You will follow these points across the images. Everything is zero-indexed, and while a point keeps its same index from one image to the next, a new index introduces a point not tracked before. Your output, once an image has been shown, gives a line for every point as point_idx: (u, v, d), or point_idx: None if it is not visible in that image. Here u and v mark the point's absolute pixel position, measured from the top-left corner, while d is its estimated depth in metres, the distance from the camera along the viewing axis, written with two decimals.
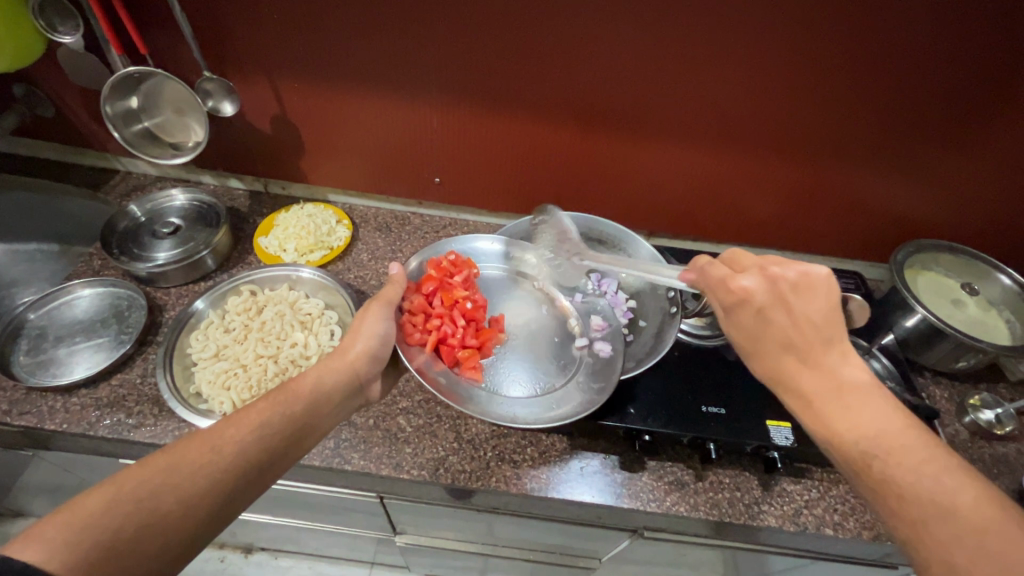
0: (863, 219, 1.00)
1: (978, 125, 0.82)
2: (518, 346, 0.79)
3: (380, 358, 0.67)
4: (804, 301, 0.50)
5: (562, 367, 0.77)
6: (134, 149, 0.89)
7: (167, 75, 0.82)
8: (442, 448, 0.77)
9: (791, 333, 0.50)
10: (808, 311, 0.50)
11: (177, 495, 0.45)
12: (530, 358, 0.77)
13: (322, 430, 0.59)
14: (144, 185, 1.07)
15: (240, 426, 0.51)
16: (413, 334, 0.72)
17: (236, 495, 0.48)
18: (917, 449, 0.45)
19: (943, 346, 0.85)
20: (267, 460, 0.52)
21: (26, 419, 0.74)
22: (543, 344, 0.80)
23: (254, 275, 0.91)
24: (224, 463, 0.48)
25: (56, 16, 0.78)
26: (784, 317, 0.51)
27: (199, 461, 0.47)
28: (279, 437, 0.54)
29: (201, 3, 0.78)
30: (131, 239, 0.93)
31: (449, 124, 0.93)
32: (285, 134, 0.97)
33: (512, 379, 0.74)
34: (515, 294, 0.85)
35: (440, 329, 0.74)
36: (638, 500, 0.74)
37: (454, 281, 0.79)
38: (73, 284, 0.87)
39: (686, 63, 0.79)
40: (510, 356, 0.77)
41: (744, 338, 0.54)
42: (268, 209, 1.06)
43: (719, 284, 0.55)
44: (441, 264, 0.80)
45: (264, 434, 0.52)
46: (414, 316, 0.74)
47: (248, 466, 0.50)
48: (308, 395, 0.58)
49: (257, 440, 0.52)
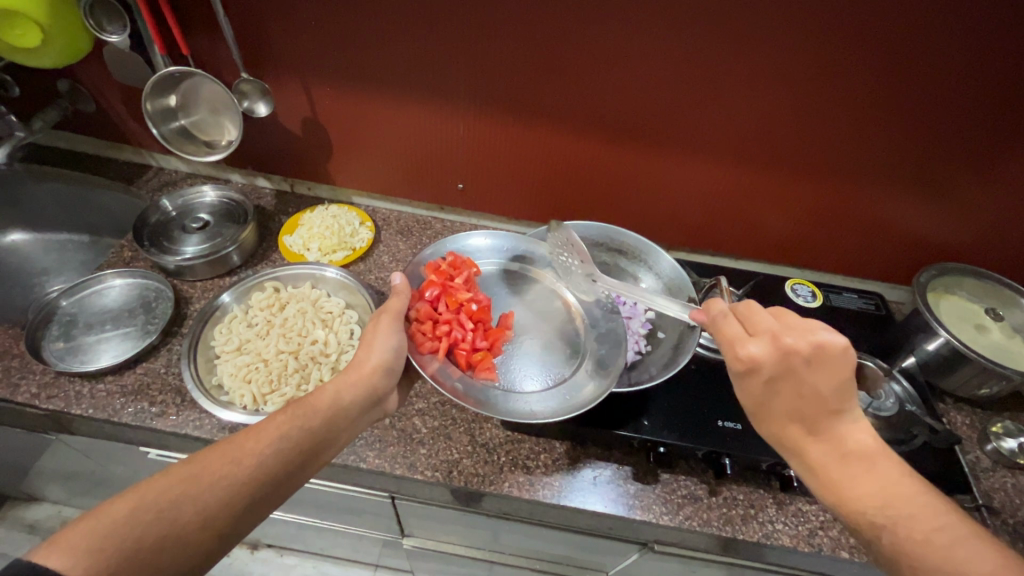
0: (885, 241, 1.00)
1: (1008, 148, 0.81)
2: (525, 342, 0.78)
3: (394, 371, 0.67)
4: (816, 376, 0.49)
5: (570, 354, 0.77)
6: (171, 146, 0.91)
7: (205, 75, 0.84)
8: (456, 451, 0.78)
9: (800, 405, 0.50)
10: (818, 386, 0.49)
11: (198, 505, 0.46)
12: (536, 347, 0.78)
13: (341, 440, 0.60)
14: (175, 180, 1.10)
15: (260, 439, 0.52)
16: (423, 343, 0.70)
17: (254, 507, 0.50)
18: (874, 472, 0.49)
19: (967, 372, 0.84)
20: (286, 470, 0.53)
21: (53, 403, 0.76)
22: (550, 334, 0.80)
23: (276, 271, 0.92)
24: (244, 474, 0.50)
25: (105, 16, 0.80)
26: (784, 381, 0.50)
27: (218, 472, 0.48)
28: (300, 448, 0.55)
29: (243, 9, 0.81)
30: (161, 232, 0.96)
31: (476, 132, 0.95)
32: (315, 136, 0.99)
33: (524, 376, 0.74)
34: (516, 289, 0.85)
35: (450, 335, 0.72)
36: (650, 512, 0.74)
37: (456, 283, 0.77)
38: (107, 274, 0.90)
39: (711, 78, 0.80)
40: (522, 353, 0.77)
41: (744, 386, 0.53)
42: (293, 208, 1.08)
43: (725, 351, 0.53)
44: (441, 268, 0.79)
45: (281, 443, 0.54)
46: (422, 324, 0.72)
47: (266, 479, 0.51)
48: (328, 408, 0.59)
49: (277, 452, 0.53)
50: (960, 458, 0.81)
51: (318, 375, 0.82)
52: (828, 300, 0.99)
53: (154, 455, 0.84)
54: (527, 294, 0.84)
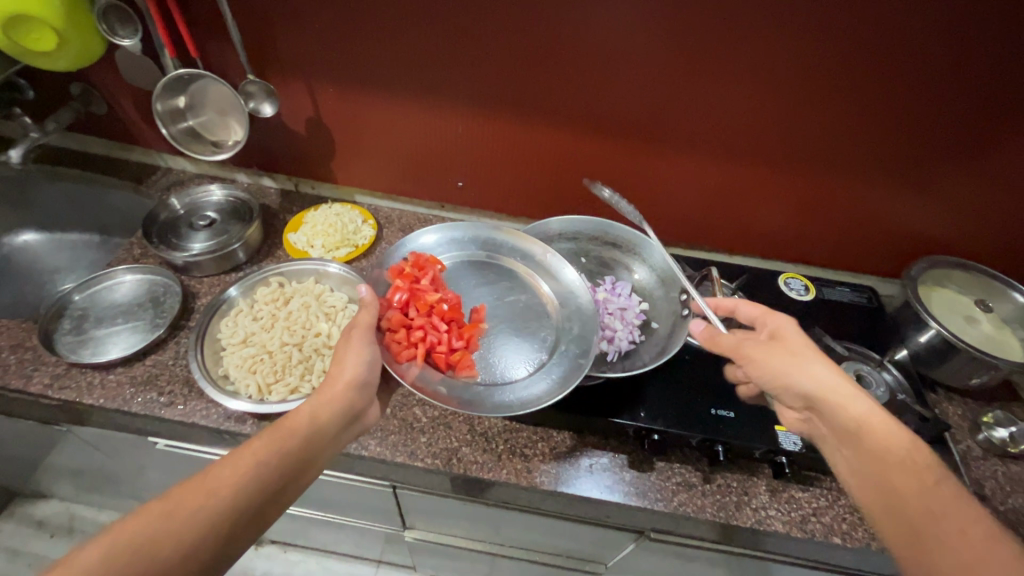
0: (877, 235, 1.01)
1: (994, 141, 0.83)
2: (501, 333, 0.79)
3: (368, 385, 0.68)
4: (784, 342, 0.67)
5: (547, 338, 0.78)
6: (178, 146, 0.94)
7: (215, 77, 0.88)
8: (455, 439, 0.79)
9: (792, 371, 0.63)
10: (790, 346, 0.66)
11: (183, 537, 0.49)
12: (512, 337, 0.79)
13: (321, 457, 0.61)
14: (183, 180, 1.13)
15: (235, 469, 0.54)
16: (401, 351, 0.70)
17: (234, 536, 0.52)
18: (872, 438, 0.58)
19: (958, 362, 0.86)
20: (264, 498, 0.55)
21: (66, 394, 0.79)
22: (524, 321, 0.80)
23: (280, 266, 0.94)
24: (220, 506, 0.52)
25: (117, 21, 0.83)
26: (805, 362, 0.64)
27: (195, 506, 0.50)
28: (277, 474, 0.56)
29: (251, 12, 0.84)
30: (169, 230, 0.98)
31: (475, 131, 0.97)
32: (318, 136, 1.02)
33: (504, 367, 0.75)
34: (487, 279, 0.84)
35: (425, 339, 0.72)
36: (645, 499, 0.76)
37: (423, 284, 0.77)
38: (116, 271, 0.92)
39: (703, 76, 0.83)
40: (499, 342, 0.78)
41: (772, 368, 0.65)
42: (298, 207, 1.10)
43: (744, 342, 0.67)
44: (405, 272, 0.78)
45: (262, 468, 0.56)
46: (395, 331, 0.72)
47: (245, 508, 0.53)
48: (304, 431, 0.60)
49: (253, 481, 0.54)
50: (951, 446, 0.83)
51: (321, 366, 0.84)
52: (821, 293, 1.00)
53: (162, 445, 0.86)
54: (499, 283, 0.84)
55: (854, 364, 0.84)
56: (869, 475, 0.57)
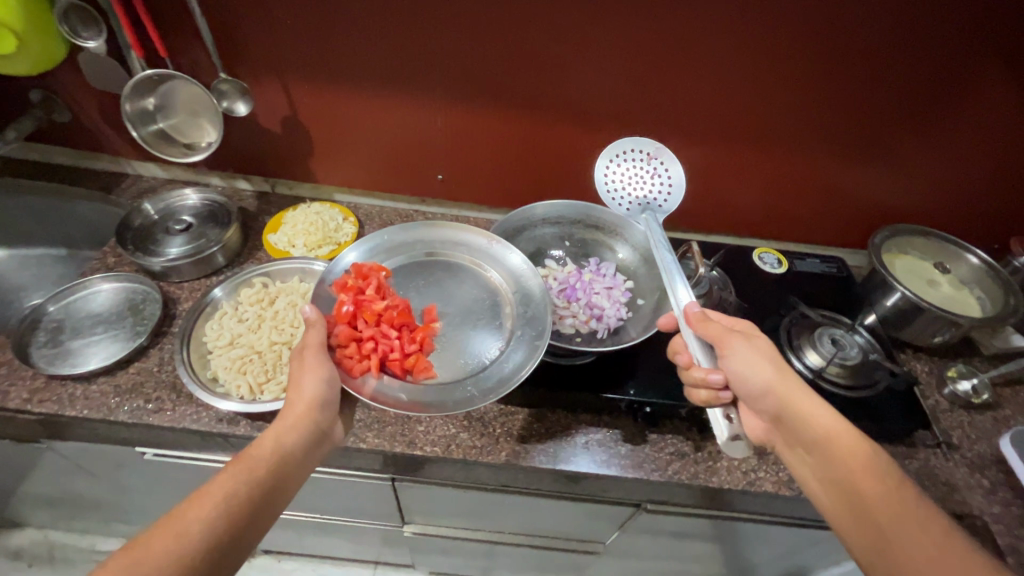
0: (842, 207, 1.06)
1: (942, 111, 0.89)
2: (453, 329, 0.79)
3: (333, 402, 0.67)
4: (758, 340, 0.67)
5: (501, 325, 0.78)
6: (150, 147, 0.92)
7: (187, 77, 0.86)
8: (453, 426, 0.80)
9: (771, 369, 0.64)
10: (766, 345, 0.67)
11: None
12: (468, 332, 0.78)
13: (292, 483, 0.62)
14: (154, 187, 1.10)
15: (201, 507, 0.53)
16: (353, 365, 0.69)
17: (211, 573, 0.52)
18: (843, 445, 0.60)
19: (923, 321, 0.91)
20: (239, 531, 0.55)
21: (46, 407, 0.76)
22: (475, 313, 0.80)
23: (264, 267, 0.93)
24: (189, 546, 0.51)
25: (79, 22, 0.81)
26: (776, 365, 0.64)
27: (164, 549, 0.50)
28: (247, 507, 0.56)
29: (221, 11, 0.83)
30: (144, 236, 0.96)
31: (453, 123, 0.98)
32: (294, 135, 1.01)
33: (463, 361, 0.75)
34: (435, 279, 0.83)
35: (378, 350, 0.70)
36: (641, 470, 0.78)
37: (368, 294, 0.74)
38: (92, 279, 0.90)
39: (672, 60, 0.86)
40: (452, 338, 0.77)
41: (747, 368, 0.63)
42: (276, 208, 1.09)
43: (718, 335, 0.65)
44: (348, 284, 0.74)
45: (226, 507, 0.55)
46: (346, 346, 0.70)
47: (217, 545, 0.53)
48: (269, 458, 0.60)
49: (223, 516, 0.54)
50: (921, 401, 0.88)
51: None
52: (793, 265, 1.05)
53: (150, 456, 0.84)
54: (447, 282, 0.83)
55: (828, 330, 0.88)
56: (836, 475, 0.59)
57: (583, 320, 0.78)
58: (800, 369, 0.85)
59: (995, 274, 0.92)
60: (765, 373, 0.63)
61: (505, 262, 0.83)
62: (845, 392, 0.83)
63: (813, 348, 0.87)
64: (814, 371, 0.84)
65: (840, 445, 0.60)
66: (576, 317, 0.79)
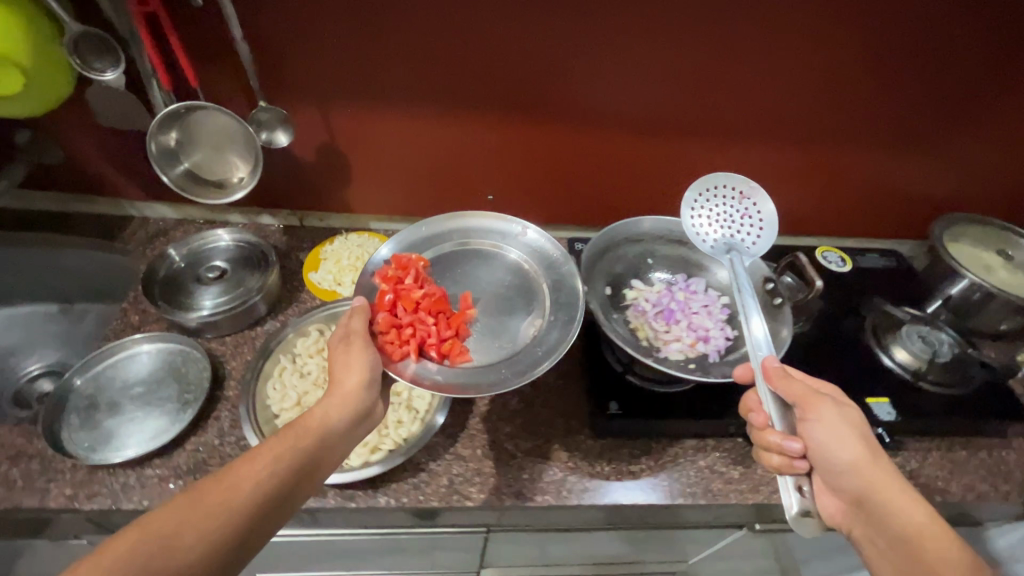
0: (893, 200, 1.06)
1: (997, 99, 0.90)
2: (489, 315, 0.75)
3: (376, 382, 0.64)
4: (845, 411, 0.59)
5: (533, 307, 0.75)
6: (184, 193, 0.81)
7: (218, 107, 0.76)
8: (558, 469, 0.74)
9: (857, 447, 0.56)
10: (853, 418, 0.59)
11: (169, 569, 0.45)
12: (504, 319, 0.74)
13: (330, 463, 0.59)
14: (165, 229, 0.98)
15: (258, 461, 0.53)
16: (393, 351, 0.66)
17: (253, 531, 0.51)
18: (933, 547, 0.52)
19: (994, 309, 0.92)
20: (284, 492, 0.54)
21: (97, 502, 0.65)
22: (507, 297, 0.77)
23: (319, 313, 0.84)
24: (240, 498, 0.50)
25: (91, 51, 0.69)
26: (864, 443, 0.57)
27: (217, 502, 0.49)
28: (293, 470, 0.55)
29: (260, 32, 0.74)
30: (174, 288, 0.85)
31: (507, 139, 0.92)
32: (332, 163, 0.92)
33: (501, 344, 0.72)
34: (470, 266, 0.80)
35: (416, 336, 0.67)
36: (760, 494, 0.75)
37: (406, 283, 0.71)
38: (123, 342, 0.79)
39: (741, 62, 0.83)
40: (486, 323, 0.74)
41: (831, 441, 0.56)
42: (309, 243, 1.00)
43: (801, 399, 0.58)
44: (388, 274, 0.72)
45: (264, 484, 0.52)
46: (386, 334, 0.67)
47: (265, 501, 0.52)
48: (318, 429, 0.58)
49: (277, 473, 0.54)
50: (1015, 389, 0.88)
51: (396, 417, 0.75)
52: (855, 262, 1.03)
53: None
54: (480, 268, 0.80)
55: (914, 327, 0.87)
56: None
57: (689, 344, 0.73)
58: (894, 370, 0.84)
59: None
60: (850, 452, 0.56)
61: (526, 247, 0.80)
62: (945, 389, 0.82)
63: (902, 345, 0.86)
64: (912, 372, 0.83)
65: (937, 548, 0.52)
66: (681, 341, 0.74)
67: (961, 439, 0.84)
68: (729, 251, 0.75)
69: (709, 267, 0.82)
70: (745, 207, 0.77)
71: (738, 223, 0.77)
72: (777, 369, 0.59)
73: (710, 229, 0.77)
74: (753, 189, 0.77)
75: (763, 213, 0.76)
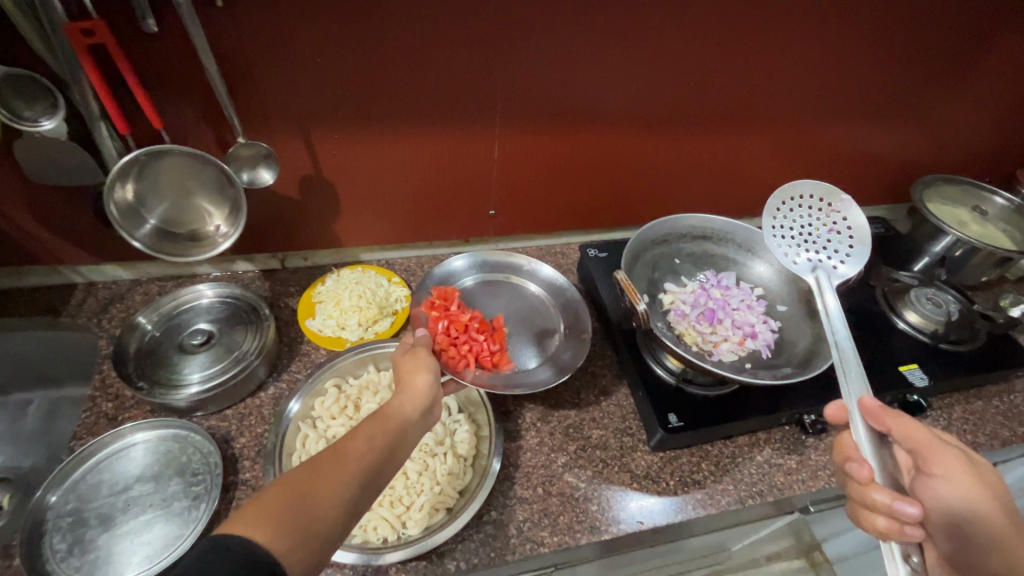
0: (868, 169, 1.11)
1: (962, 66, 0.95)
2: (517, 327, 0.81)
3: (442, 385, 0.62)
4: (981, 470, 0.50)
5: (553, 316, 0.84)
6: (158, 253, 0.69)
7: (188, 148, 0.65)
8: (625, 493, 0.70)
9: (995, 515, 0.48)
10: (990, 479, 0.49)
11: (302, 552, 0.40)
12: (530, 334, 0.81)
13: (410, 446, 0.54)
14: (121, 293, 0.84)
15: (358, 442, 0.49)
16: (457, 365, 0.70)
17: (354, 504, 0.46)
18: None
19: (979, 262, 0.98)
20: (377, 468, 0.49)
21: None
22: (529, 310, 0.84)
23: (335, 365, 0.75)
24: (348, 471, 0.46)
25: (20, 99, 0.58)
26: (1003, 508, 0.48)
27: (328, 478, 0.45)
28: (383, 451, 0.50)
29: (227, 60, 0.64)
30: (152, 364, 0.73)
31: (506, 151, 0.85)
32: (319, 194, 0.82)
33: (535, 351, 0.79)
34: (492, 290, 0.86)
35: (472, 350, 0.72)
36: (820, 479, 0.75)
37: (453, 308, 0.76)
38: (102, 439, 0.66)
39: (741, 52, 0.81)
40: (518, 335, 0.80)
41: (957, 502, 0.48)
42: (296, 287, 0.89)
43: (920, 449, 0.50)
44: (435, 303, 0.77)
45: (365, 467, 0.48)
46: (446, 351, 0.71)
47: (365, 476, 0.47)
48: (400, 417, 0.54)
49: (371, 450, 0.49)
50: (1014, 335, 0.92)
51: (447, 468, 0.68)
52: None
53: None
54: (499, 291, 0.87)
55: (921, 290, 0.92)
56: None
57: (738, 342, 0.72)
58: (913, 334, 0.87)
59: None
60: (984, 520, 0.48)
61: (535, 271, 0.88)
62: (960, 345, 0.86)
63: (912, 308, 0.89)
64: (929, 334, 0.86)
65: None
66: (730, 340, 0.72)
67: (975, 390, 0.88)
68: (814, 268, 0.69)
69: (747, 261, 0.81)
70: (832, 221, 0.71)
71: (823, 237, 0.71)
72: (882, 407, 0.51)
73: (790, 238, 0.71)
74: (845, 203, 0.71)
75: (853, 228, 0.70)
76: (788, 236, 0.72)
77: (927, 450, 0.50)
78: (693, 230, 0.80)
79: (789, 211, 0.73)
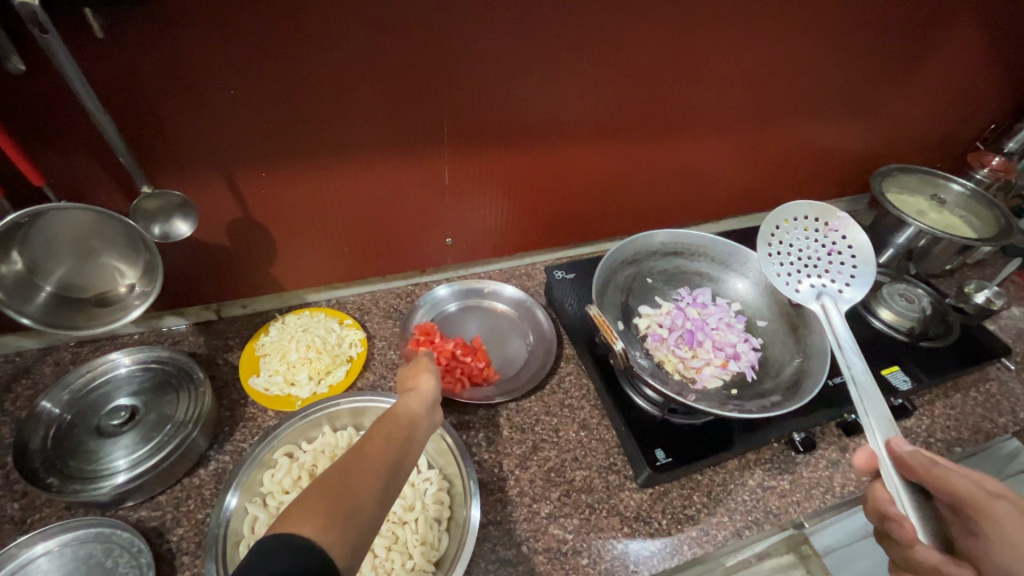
0: (826, 165, 1.10)
1: (911, 58, 0.94)
2: (493, 339, 0.84)
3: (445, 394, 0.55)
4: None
5: (522, 323, 0.87)
6: (58, 328, 0.59)
7: (80, 204, 0.56)
8: (616, 540, 0.65)
9: None
10: None
11: (350, 546, 0.34)
12: (510, 347, 0.83)
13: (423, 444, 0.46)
14: (29, 365, 0.74)
15: (374, 440, 0.42)
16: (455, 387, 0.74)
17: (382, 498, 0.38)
18: None
19: (943, 251, 0.97)
20: (395, 463, 0.41)
21: None
22: (501, 320, 0.87)
23: (280, 434, 0.66)
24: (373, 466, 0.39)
25: None
26: None
27: (357, 475, 0.38)
28: (399, 445, 0.43)
29: (121, 102, 0.55)
30: (64, 453, 0.62)
31: (458, 174, 0.79)
32: (250, 239, 0.74)
33: (515, 356, 0.83)
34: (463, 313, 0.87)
35: (463, 371, 0.75)
36: (814, 499, 0.71)
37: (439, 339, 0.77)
38: (5, 552, 0.56)
39: (695, 56, 0.78)
40: (495, 347, 0.83)
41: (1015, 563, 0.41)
42: (236, 339, 0.80)
43: (963, 504, 0.43)
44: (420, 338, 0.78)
45: (388, 464, 0.40)
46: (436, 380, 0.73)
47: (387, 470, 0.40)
48: (408, 415, 0.46)
49: (389, 445, 0.42)
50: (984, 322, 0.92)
51: (419, 538, 0.62)
52: None
53: None
54: (471, 313, 0.87)
55: (893, 287, 0.91)
56: None
57: (721, 365, 0.68)
58: (890, 333, 0.85)
59: (980, 196, 1.00)
60: None
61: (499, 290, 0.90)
62: (936, 341, 0.85)
63: (885, 305, 0.88)
64: (908, 332, 0.85)
65: None
66: (712, 364, 0.68)
67: (953, 383, 0.86)
68: (820, 295, 0.67)
69: (722, 278, 0.77)
70: (831, 240, 0.70)
71: (824, 259, 0.69)
72: (916, 458, 0.46)
73: (789, 264, 0.69)
74: (842, 221, 0.69)
75: (853, 246, 0.68)
76: (787, 262, 0.70)
77: (980, 509, 0.43)
78: (663, 248, 0.76)
79: (786, 235, 0.71)
